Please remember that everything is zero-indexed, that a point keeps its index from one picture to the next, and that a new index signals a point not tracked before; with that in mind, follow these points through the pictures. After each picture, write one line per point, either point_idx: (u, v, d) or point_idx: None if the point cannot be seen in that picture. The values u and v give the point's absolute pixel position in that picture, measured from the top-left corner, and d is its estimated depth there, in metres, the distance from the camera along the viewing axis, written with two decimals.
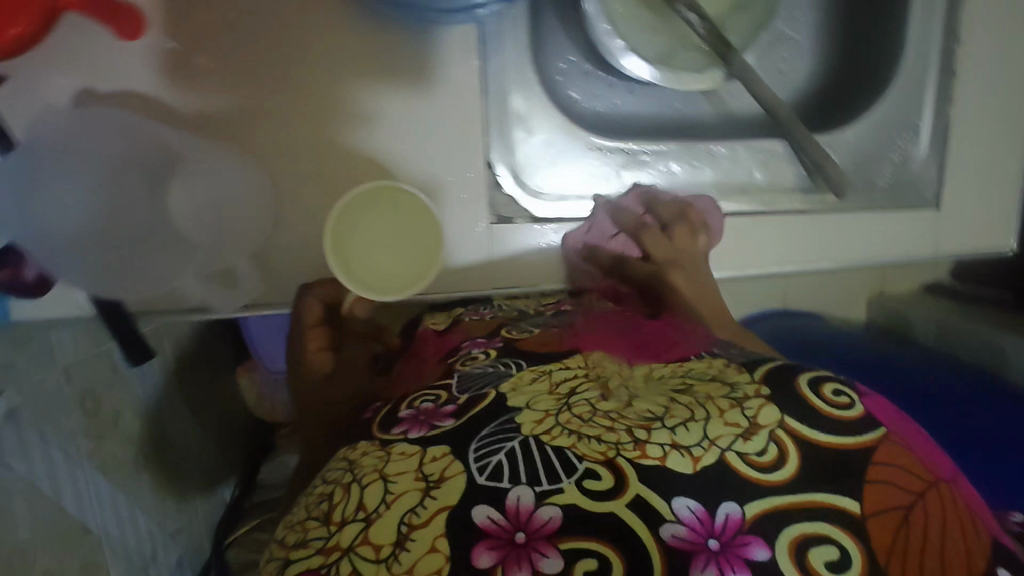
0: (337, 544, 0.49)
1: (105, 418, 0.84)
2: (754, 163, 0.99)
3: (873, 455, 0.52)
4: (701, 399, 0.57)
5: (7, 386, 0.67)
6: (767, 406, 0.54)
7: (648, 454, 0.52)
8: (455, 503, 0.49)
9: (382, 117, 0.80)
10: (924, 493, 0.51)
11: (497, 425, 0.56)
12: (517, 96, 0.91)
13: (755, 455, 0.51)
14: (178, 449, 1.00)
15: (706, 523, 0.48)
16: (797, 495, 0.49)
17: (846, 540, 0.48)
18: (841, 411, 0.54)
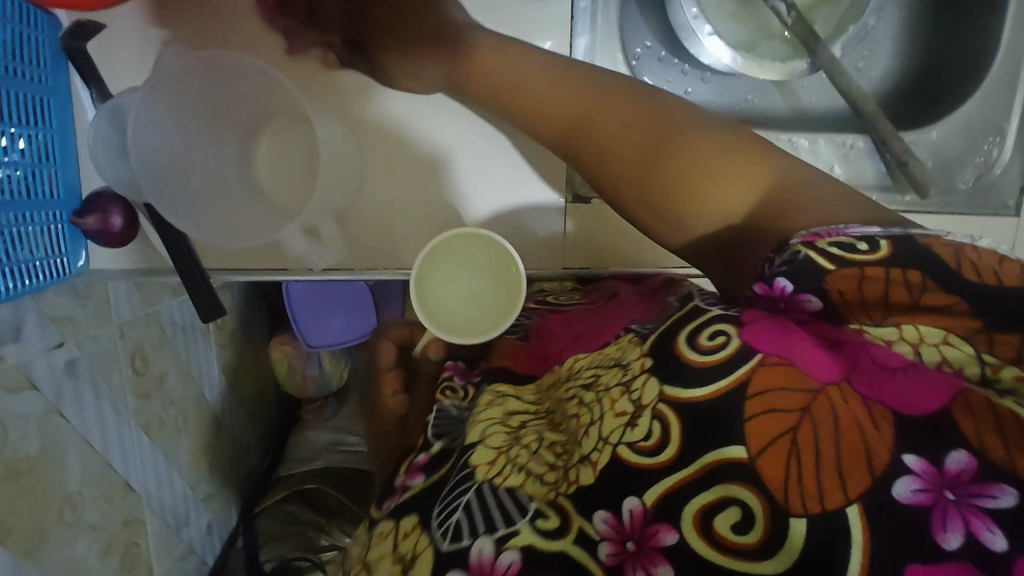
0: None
1: (152, 379, 0.84)
2: (834, 158, 0.83)
3: (741, 391, 0.40)
4: (600, 392, 0.49)
5: (68, 338, 0.68)
6: (648, 381, 0.45)
7: (570, 482, 0.47)
8: (431, 569, 0.46)
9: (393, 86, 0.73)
10: (813, 406, 0.38)
11: (453, 484, 0.52)
12: (602, 70, 0.79)
13: (641, 442, 0.43)
14: (212, 416, 1.01)
15: (619, 526, 0.41)
16: (675, 474, 0.41)
17: (747, 498, 0.37)
18: (721, 353, 0.42)
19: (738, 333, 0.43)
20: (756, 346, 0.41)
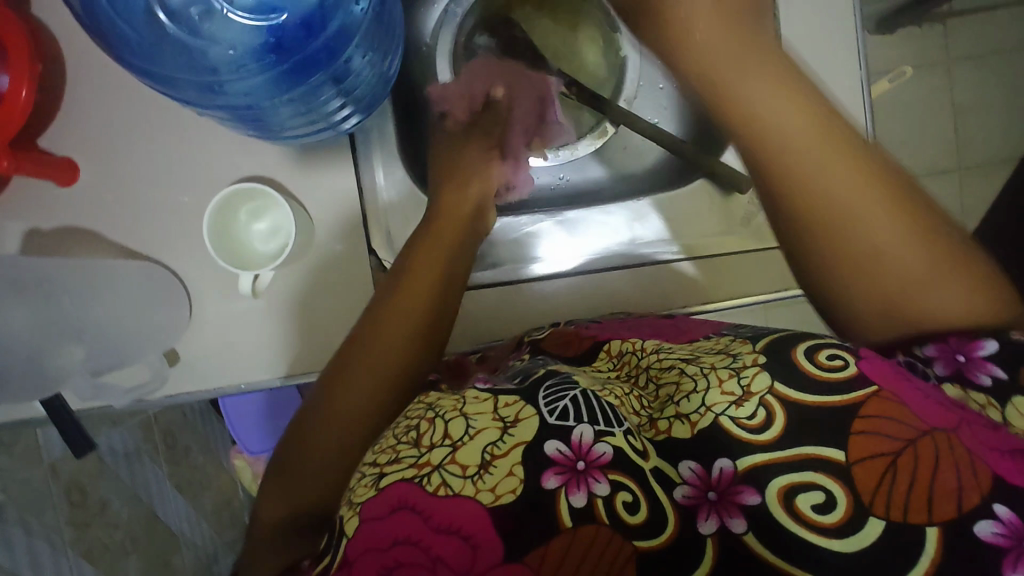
0: (427, 461, 0.42)
1: (93, 507, 0.94)
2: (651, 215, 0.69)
3: (855, 409, 0.41)
4: (705, 368, 0.47)
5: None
6: (761, 372, 0.45)
7: (659, 430, 0.46)
8: (530, 438, 0.43)
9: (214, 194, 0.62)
10: (917, 440, 0.39)
11: (559, 377, 0.49)
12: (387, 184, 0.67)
13: (744, 420, 0.43)
14: (168, 529, 1.08)
15: (706, 477, 0.42)
16: (774, 451, 0.41)
17: (830, 484, 0.39)
18: (832, 374, 0.43)
19: (857, 361, 0.44)
20: (875, 379, 0.42)
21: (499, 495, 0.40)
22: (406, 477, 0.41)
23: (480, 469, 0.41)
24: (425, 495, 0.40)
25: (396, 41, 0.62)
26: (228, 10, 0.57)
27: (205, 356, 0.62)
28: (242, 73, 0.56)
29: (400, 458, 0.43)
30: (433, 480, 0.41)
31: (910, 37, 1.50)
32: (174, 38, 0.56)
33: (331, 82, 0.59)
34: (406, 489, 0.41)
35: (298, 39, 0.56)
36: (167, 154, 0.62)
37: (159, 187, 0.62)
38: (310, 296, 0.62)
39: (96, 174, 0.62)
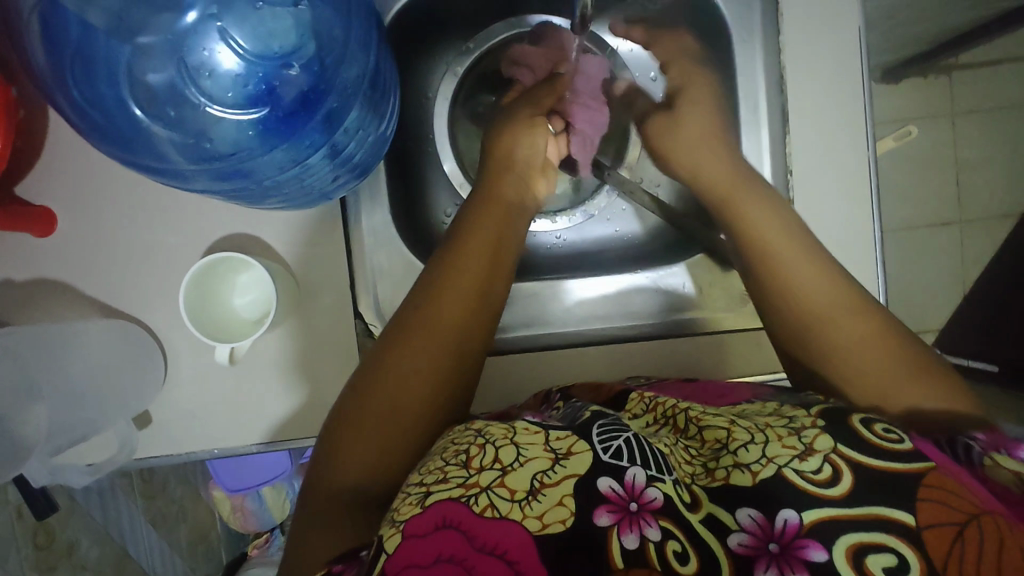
0: (476, 482, 0.40)
1: (59, 550, 0.90)
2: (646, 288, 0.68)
3: (919, 479, 0.39)
4: (760, 426, 0.45)
5: None
6: (822, 432, 0.42)
7: (715, 478, 0.43)
8: (584, 472, 0.41)
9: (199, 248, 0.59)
10: (981, 514, 0.36)
11: (607, 419, 0.46)
12: (376, 244, 0.64)
13: (809, 474, 0.40)
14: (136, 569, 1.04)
15: (768, 528, 0.39)
16: (852, 506, 0.38)
17: (902, 547, 0.36)
18: (892, 444, 0.41)
19: (910, 439, 0.42)
20: (930, 457, 0.40)
21: (546, 525, 0.38)
22: (453, 496, 0.39)
23: (530, 495, 0.40)
24: (471, 516, 0.38)
25: (388, 102, 0.59)
26: (207, 103, 0.49)
27: (181, 418, 0.60)
28: (227, 165, 0.50)
29: (447, 477, 0.40)
30: (480, 501, 0.39)
31: (913, 90, 1.50)
32: (147, 133, 0.49)
33: (328, 155, 0.54)
34: (451, 508, 0.38)
35: (289, 123, 0.51)
36: (150, 207, 0.59)
37: (140, 241, 0.59)
38: (294, 359, 0.60)
39: (76, 225, 0.59)
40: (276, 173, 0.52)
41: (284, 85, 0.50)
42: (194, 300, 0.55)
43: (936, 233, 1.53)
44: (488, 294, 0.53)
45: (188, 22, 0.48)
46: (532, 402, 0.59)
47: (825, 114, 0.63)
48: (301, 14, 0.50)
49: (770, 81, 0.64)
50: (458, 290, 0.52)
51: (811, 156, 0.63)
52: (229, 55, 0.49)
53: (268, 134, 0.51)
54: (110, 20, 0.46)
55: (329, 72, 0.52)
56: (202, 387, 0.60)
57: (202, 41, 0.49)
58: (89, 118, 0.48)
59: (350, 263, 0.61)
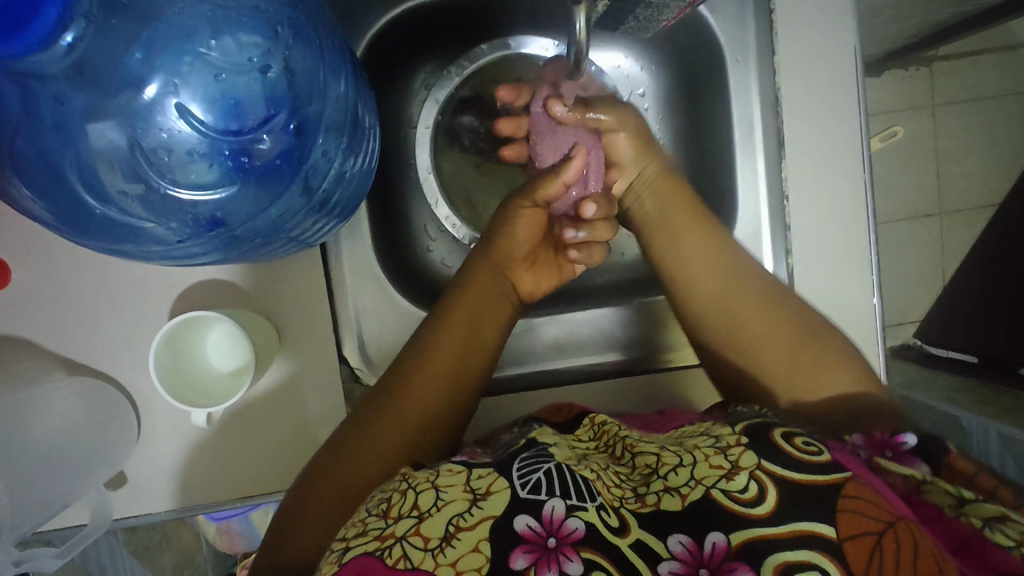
0: (391, 532, 0.39)
1: None
2: (638, 318, 0.67)
3: (837, 489, 0.40)
4: (689, 448, 0.45)
5: None
6: (746, 449, 0.43)
7: (645, 503, 0.42)
8: (500, 512, 0.40)
9: (167, 297, 0.55)
10: (894, 523, 0.37)
11: (535, 448, 0.45)
12: (358, 281, 0.61)
13: (736, 493, 0.40)
14: None
15: (697, 553, 0.38)
16: (777, 525, 0.38)
17: (826, 563, 0.36)
18: (810, 457, 0.42)
19: (829, 450, 0.43)
20: (848, 467, 0.42)
21: (460, 573, 0.37)
22: (368, 551, 0.38)
23: (443, 541, 0.38)
24: (384, 568, 0.37)
25: (365, 138, 0.54)
26: (169, 185, 0.45)
27: (157, 476, 0.56)
28: (204, 242, 0.47)
29: (366, 529, 0.40)
30: (394, 552, 0.37)
31: (897, 83, 1.49)
32: (113, 220, 0.45)
33: (313, 213, 0.51)
34: (370, 563, 0.37)
35: (267, 188, 0.48)
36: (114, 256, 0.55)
37: (103, 292, 0.55)
38: (275, 409, 0.57)
39: (32, 276, 0.55)
40: (255, 242, 0.49)
41: (255, 158, 0.47)
42: (171, 347, 0.52)
43: (918, 226, 1.54)
44: (461, 384, 0.52)
45: (145, 94, 0.44)
46: (497, 433, 0.57)
47: (820, 135, 0.61)
48: (268, 80, 0.46)
49: (764, 100, 0.62)
50: (428, 377, 0.51)
51: (807, 178, 0.61)
52: (188, 126, 0.45)
53: (236, 173, 0.46)
54: (53, 104, 0.42)
55: (306, 129, 0.48)
56: (179, 444, 0.56)
57: (159, 117, 0.45)
58: (47, 212, 0.44)
59: (331, 302, 0.58)
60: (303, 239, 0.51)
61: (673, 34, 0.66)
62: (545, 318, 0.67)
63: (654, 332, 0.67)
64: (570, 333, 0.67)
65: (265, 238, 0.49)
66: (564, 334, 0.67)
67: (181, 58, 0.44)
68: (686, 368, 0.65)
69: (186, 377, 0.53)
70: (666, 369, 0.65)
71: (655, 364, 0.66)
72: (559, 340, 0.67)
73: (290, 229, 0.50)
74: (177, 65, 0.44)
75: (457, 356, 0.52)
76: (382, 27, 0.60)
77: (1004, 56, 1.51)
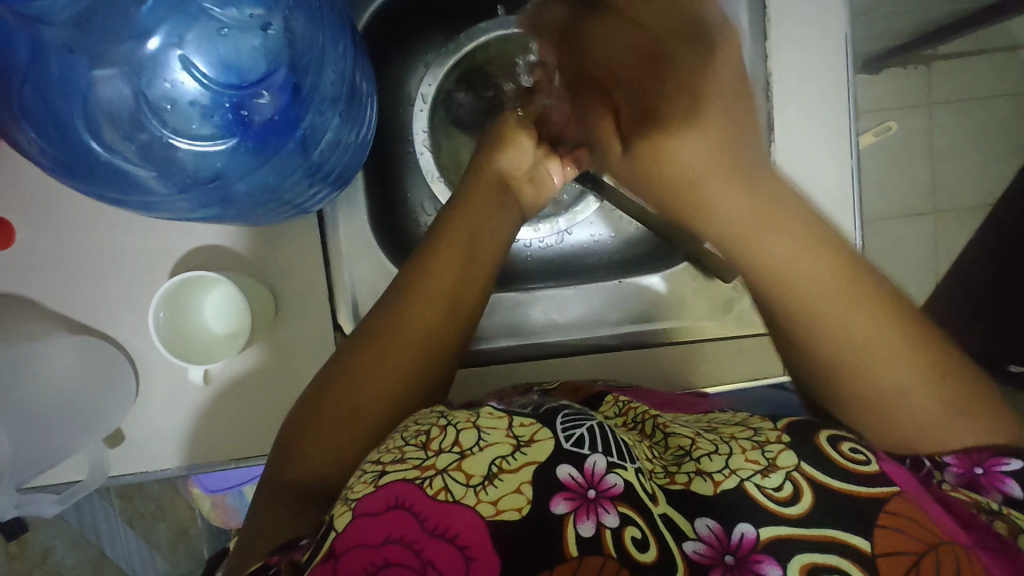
0: (432, 464, 0.41)
1: None
2: (632, 299, 0.68)
3: (882, 505, 0.41)
4: (726, 438, 0.47)
5: None
6: (786, 449, 0.44)
7: (675, 481, 0.44)
8: (543, 459, 0.42)
9: (170, 263, 0.57)
10: (939, 546, 0.38)
11: (573, 409, 0.48)
12: (357, 250, 0.62)
13: (769, 489, 0.42)
14: None
15: (725, 540, 0.40)
16: (807, 527, 0.40)
17: (855, 571, 0.38)
18: (857, 464, 0.43)
19: (877, 460, 0.44)
20: (898, 482, 0.42)
21: (500, 509, 0.39)
22: (409, 479, 0.40)
23: (485, 479, 0.41)
24: (425, 498, 0.39)
25: (363, 107, 0.56)
26: (170, 134, 0.47)
27: (158, 434, 0.58)
28: (200, 195, 0.48)
29: (405, 458, 0.42)
30: (434, 483, 0.40)
31: (894, 79, 1.50)
32: (113, 167, 0.46)
33: (305, 178, 0.52)
34: (406, 488, 0.39)
35: (263, 149, 0.49)
36: (119, 220, 0.56)
37: (107, 255, 0.57)
38: (271, 373, 0.58)
39: (38, 238, 0.56)
40: (250, 200, 0.50)
41: (255, 113, 0.48)
42: (168, 298, 0.53)
43: (910, 223, 1.56)
44: (430, 351, 0.51)
45: (147, 48, 0.46)
46: (511, 393, 0.60)
47: (810, 122, 0.62)
48: (268, 37, 0.47)
49: None
50: (403, 338, 0.51)
51: (795, 166, 0.62)
52: (192, 80, 0.47)
53: (234, 129, 0.47)
54: (57, 47, 0.43)
55: (302, 95, 0.49)
56: (178, 404, 0.58)
57: (163, 70, 0.46)
58: (46, 156, 0.45)
59: (328, 274, 0.60)
60: (302, 199, 0.53)
61: None
62: (541, 296, 0.68)
63: (647, 312, 0.68)
64: (562, 311, 0.68)
65: (259, 197, 0.51)
66: (556, 312, 0.68)
67: (187, 14, 0.46)
68: (676, 344, 0.66)
69: (180, 332, 0.55)
70: (655, 345, 0.66)
71: (646, 340, 0.67)
72: (551, 317, 0.68)
73: (287, 185, 0.51)
74: (184, 22, 0.46)
75: (429, 329, 0.52)
76: (383, 2, 0.61)
77: (1000, 56, 1.52)
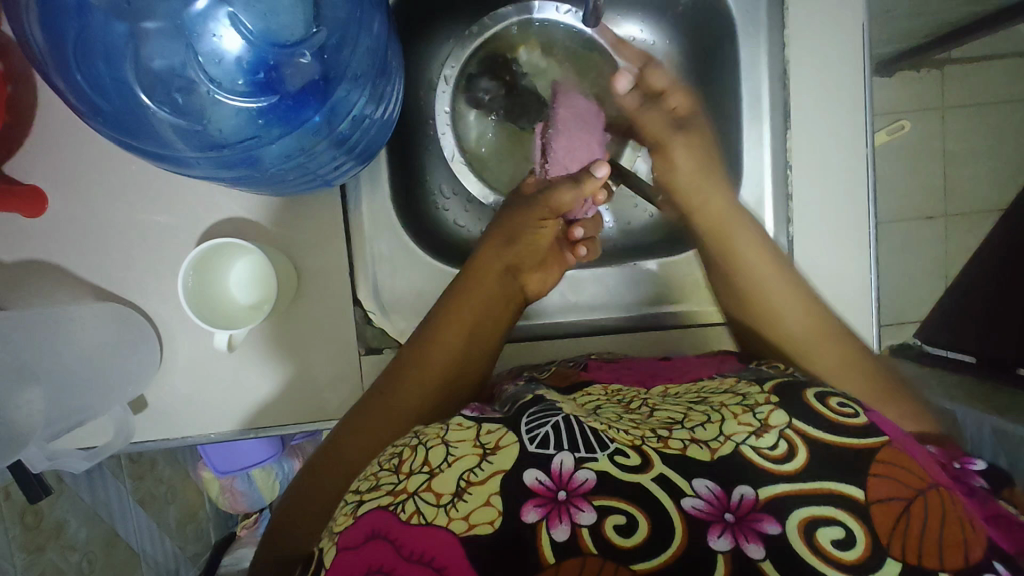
0: (403, 488, 0.42)
1: (48, 530, 0.89)
2: (646, 282, 0.70)
3: (873, 454, 0.42)
4: (715, 406, 0.48)
5: None
6: (776, 408, 0.46)
7: (670, 445, 0.44)
8: (510, 466, 0.43)
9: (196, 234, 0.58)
10: (927, 491, 0.40)
11: (542, 404, 0.49)
12: (377, 227, 0.63)
13: (765, 450, 0.43)
14: (125, 549, 1.04)
15: (725, 499, 0.40)
16: (803, 483, 0.41)
17: (851, 522, 0.39)
18: (844, 418, 0.45)
19: (865, 412, 0.45)
20: (886, 431, 0.44)
21: (472, 525, 0.40)
22: (382, 505, 0.42)
23: (455, 496, 0.41)
24: (399, 523, 0.41)
25: (392, 83, 0.57)
26: (212, 89, 0.48)
27: (176, 402, 0.59)
28: (233, 153, 0.49)
29: (379, 485, 0.44)
30: (407, 507, 0.41)
31: (906, 84, 1.51)
32: (149, 120, 0.47)
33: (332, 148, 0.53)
34: (380, 516, 0.41)
35: (297, 112, 0.50)
36: (148, 192, 0.58)
37: (135, 225, 0.58)
38: (290, 344, 0.59)
39: (69, 207, 0.58)
40: (282, 163, 0.51)
41: (292, 74, 0.49)
42: (198, 262, 0.54)
43: (920, 227, 1.57)
44: (461, 370, 0.57)
45: (193, 4, 0.47)
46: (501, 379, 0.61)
47: (823, 114, 0.63)
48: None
49: (773, 73, 0.64)
50: (406, 386, 0.54)
51: (811, 151, 0.63)
52: (234, 39, 0.48)
53: (272, 87, 0.49)
54: (101, 2, 0.45)
55: (338, 62, 0.50)
56: (198, 372, 0.59)
57: (208, 27, 0.48)
58: (90, 105, 0.46)
59: (349, 250, 0.61)
60: (332, 169, 0.55)
61: (686, 8, 0.68)
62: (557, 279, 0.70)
63: (660, 293, 0.69)
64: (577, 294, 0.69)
65: (294, 162, 0.52)
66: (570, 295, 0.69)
67: None
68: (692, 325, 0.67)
69: (208, 299, 0.56)
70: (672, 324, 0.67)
71: (662, 320, 0.68)
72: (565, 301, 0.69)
73: (320, 151, 0.53)
74: None
75: (431, 376, 0.55)
76: None
77: (1013, 62, 1.53)
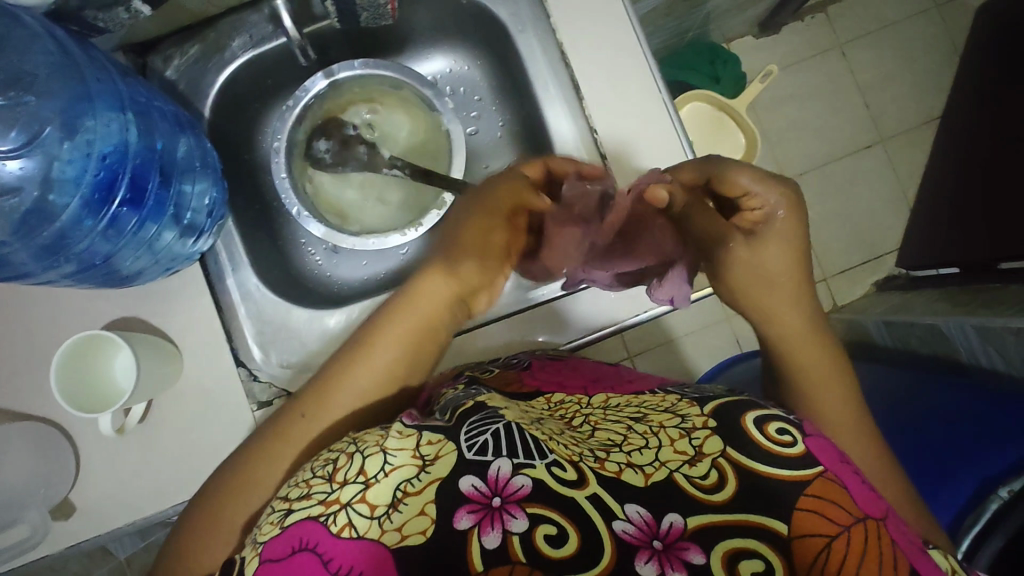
0: (335, 499, 0.43)
1: None
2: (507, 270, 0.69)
3: (803, 487, 0.45)
4: (654, 426, 0.50)
5: None
6: (710, 437, 0.48)
7: (606, 467, 0.45)
8: (447, 474, 0.44)
9: None
10: (851, 527, 0.43)
11: (486, 411, 0.49)
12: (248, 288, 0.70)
13: (698, 479, 0.45)
14: None
15: (654, 526, 0.41)
16: (727, 514, 0.43)
17: (769, 554, 0.41)
18: (782, 448, 0.47)
19: (803, 438, 0.48)
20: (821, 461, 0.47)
21: (405, 535, 0.42)
22: (312, 516, 0.43)
23: (389, 508, 0.43)
24: (329, 537, 0.42)
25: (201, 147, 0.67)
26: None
27: (103, 498, 0.64)
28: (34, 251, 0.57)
29: (311, 494, 0.44)
30: (339, 520, 0.42)
31: (793, 33, 1.56)
32: None
33: (156, 223, 0.62)
34: (309, 527, 0.42)
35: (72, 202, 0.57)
36: (37, 315, 0.66)
37: (30, 346, 0.65)
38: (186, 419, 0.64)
39: None
40: (91, 244, 0.59)
41: (54, 171, 0.56)
42: (72, 355, 0.60)
43: (862, 159, 1.56)
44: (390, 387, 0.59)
45: None
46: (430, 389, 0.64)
47: (613, 79, 0.68)
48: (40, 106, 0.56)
49: (553, 59, 0.69)
50: (332, 405, 0.57)
51: (608, 114, 0.68)
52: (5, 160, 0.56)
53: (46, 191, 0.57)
54: None
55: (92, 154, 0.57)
56: (115, 464, 0.65)
57: None
58: None
59: (222, 320, 0.68)
60: (149, 238, 0.62)
61: (475, 30, 0.76)
62: None
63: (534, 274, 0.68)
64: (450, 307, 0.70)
65: (101, 241, 0.59)
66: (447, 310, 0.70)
67: None
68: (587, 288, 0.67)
69: (90, 388, 0.62)
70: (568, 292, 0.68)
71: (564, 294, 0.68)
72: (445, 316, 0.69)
73: (119, 227, 0.60)
74: None
75: (356, 395, 0.57)
76: (222, 88, 0.70)
77: None
